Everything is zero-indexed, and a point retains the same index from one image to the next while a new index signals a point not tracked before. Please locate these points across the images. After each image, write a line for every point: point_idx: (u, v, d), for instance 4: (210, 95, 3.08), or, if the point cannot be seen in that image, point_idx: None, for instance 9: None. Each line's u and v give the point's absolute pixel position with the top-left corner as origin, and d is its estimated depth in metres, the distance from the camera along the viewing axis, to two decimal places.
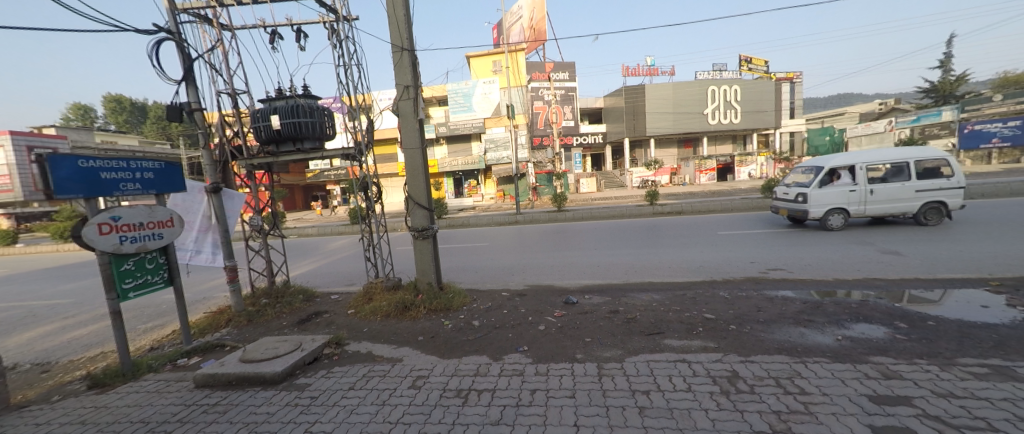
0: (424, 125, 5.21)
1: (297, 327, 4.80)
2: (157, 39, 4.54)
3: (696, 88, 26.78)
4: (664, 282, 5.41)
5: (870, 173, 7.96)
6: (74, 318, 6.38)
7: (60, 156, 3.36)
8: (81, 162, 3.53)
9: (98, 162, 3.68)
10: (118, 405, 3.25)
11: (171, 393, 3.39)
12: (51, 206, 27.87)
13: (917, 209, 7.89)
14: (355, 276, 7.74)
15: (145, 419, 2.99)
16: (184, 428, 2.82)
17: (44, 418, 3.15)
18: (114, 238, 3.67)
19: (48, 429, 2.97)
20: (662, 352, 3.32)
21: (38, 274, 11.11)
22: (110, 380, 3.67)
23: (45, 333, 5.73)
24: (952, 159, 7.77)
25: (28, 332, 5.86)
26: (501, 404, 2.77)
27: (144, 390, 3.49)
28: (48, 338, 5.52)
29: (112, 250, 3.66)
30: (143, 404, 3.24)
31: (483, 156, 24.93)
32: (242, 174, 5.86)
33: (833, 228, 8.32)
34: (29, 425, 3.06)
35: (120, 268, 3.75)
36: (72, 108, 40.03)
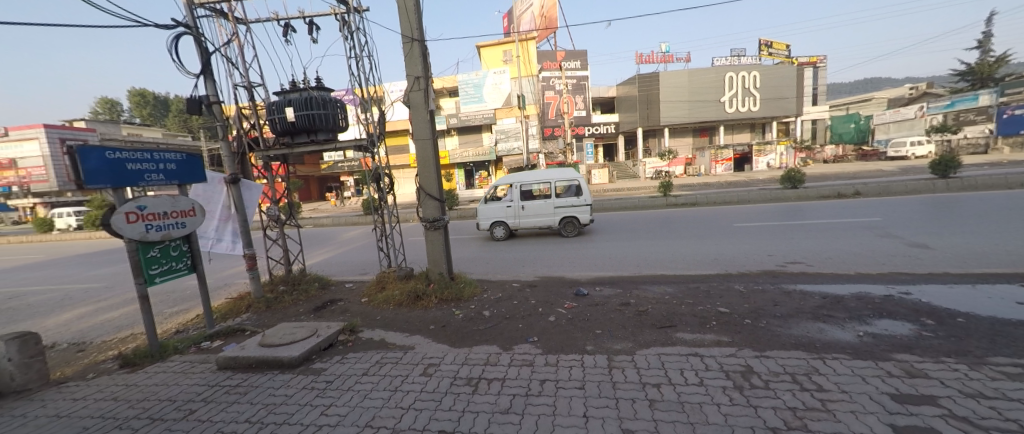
0: (435, 116, 5.15)
1: (313, 314, 4.86)
2: (175, 33, 4.58)
3: (713, 75, 26.09)
4: (678, 274, 5.31)
5: (524, 191, 9.07)
6: (104, 302, 6.63)
7: (89, 148, 3.43)
8: (109, 154, 3.60)
9: (124, 154, 3.74)
10: (146, 384, 3.35)
11: (195, 374, 3.47)
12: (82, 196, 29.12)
13: (556, 223, 8.98)
14: (368, 266, 7.82)
15: (171, 398, 3.07)
16: (206, 408, 2.89)
17: (80, 394, 3.27)
18: (140, 226, 3.73)
19: (83, 405, 3.08)
20: (674, 345, 3.25)
21: (72, 260, 11.64)
22: (140, 360, 3.79)
23: (78, 315, 5.97)
24: (584, 180, 8.94)
25: (63, 313, 6.12)
26: (510, 394, 2.76)
27: (170, 370, 3.58)
28: (81, 320, 5.75)
29: (139, 238, 3.73)
30: (169, 383, 3.33)
31: (494, 146, 24.79)
32: (260, 166, 5.92)
33: (500, 240, 9.38)
34: (66, 401, 3.18)
35: (147, 254, 3.83)
36: (100, 102, 41.48)
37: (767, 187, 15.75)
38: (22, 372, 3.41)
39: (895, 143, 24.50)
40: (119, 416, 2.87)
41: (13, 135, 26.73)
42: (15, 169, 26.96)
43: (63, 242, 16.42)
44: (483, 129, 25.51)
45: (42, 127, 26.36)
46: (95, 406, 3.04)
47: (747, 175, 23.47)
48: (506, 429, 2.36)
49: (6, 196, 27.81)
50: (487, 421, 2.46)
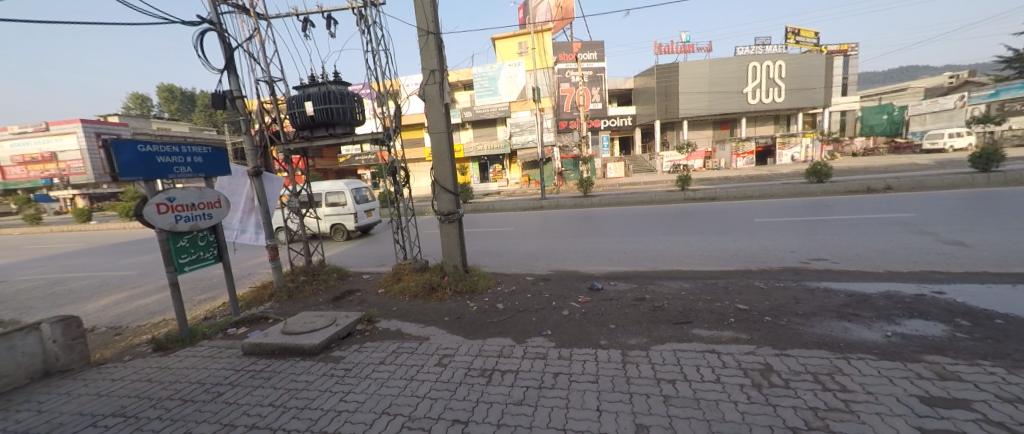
0: (450, 110, 5.14)
1: (332, 304, 4.97)
2: (201, 30, 4.70)
3: (735, 65, 25.32)
4: (696, 270, 5.21)
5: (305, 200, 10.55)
6: (138, 288, 6.94)
7: (122, 142, 3.54)
8: (140, 148, 3.71)
9: (155, 147, 3.86)
10: (177, 367, 3.49)
11: (222, 359, 3.59)
12: (117, 188, 30.47)
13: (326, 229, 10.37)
14: (385, 257, 7.95)
15: (201, 381, 3.19)
16: (234, 391, 2.99)
17: (118, 375, 3.44)
18: (170, 217, 3.86)
19: (120, 385, 3.24)
20: (690, 342, 3.19)
21: (109, 248, 12.24)
22: (171, 344, 3.95)
23: (114, 301, 6.26)
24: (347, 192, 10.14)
25: (100, 298, 6.44)
26: (524, 386, 2.76)
27: (199, 354, 3.72)
28: (116, 305, 6.03)
29: (169, 228, 3.86)
30: (198, 367, 3.46)
31: (509, 139, 24.67)
32: (281, 159, 6.03)
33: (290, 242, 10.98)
34: (105, 381, 3.34)
35: (176, 244, 3.97)
36: (131, 97, 43.12)
37: (790, 181, 15.29)
38: (66, 353, 3.60)
39: (931, 134, 23.53)
40: (152, 396, 3.00)
41: (54, 130, 28.13)
42: (56, 162, 28.40)
43: (100, 231, 17.25)
44: (497, 122, 25.41)
45: (79, 122, 27.64)
46: (132, 387, 3.19)
47: (770, 169, 22.77)
48: (519, 420, 2.37)
49: (48, 188, 29.34)
50: (501, 412, 2.47)
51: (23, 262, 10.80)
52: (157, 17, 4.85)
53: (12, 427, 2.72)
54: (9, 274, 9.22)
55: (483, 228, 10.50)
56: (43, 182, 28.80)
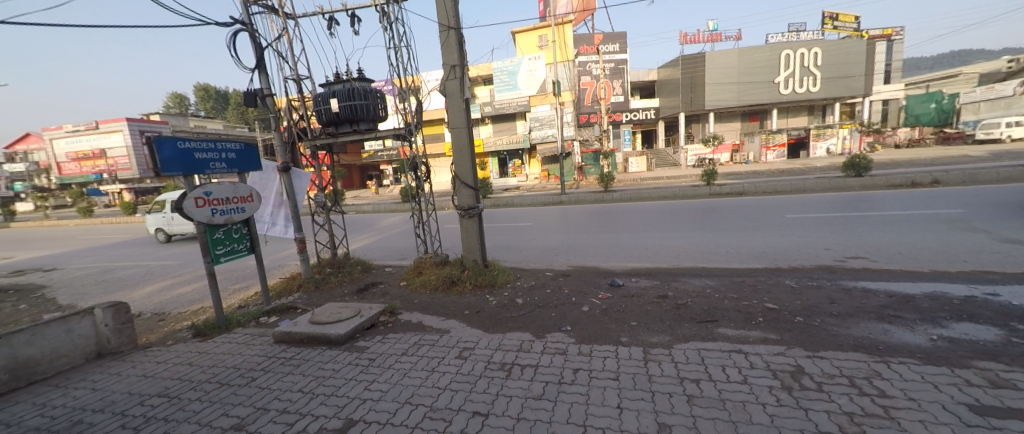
0: (470, 105, 5.13)
1: (356, 296, 5.08)
2: (234, 30, 4.85)
3: (767, 54, 24.30)
4: (723, 267, 5.04)
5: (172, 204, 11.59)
6: (178, 277, 7.31)
7: (164, 139, 3.71)
8: (180, 144, 3.88)
9: (193, 144, 4.02)
10: (215, 352, 3.65)
11: (255, 345, 3.73)
12: (159, 183, 32.14)
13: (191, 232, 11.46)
14: (407, 251, 8.07)
15: (236, 366, 3.33)
16: (266, 376, 3.10)
17: (161, 358, 3.62)
18: (207, 211, 4.02)
19: (163, 368, 3.42)
20: (715, 341, 3.10)
21: (151, 239, 12.94)
22: (209, 331, 4.13)
23: (156, 289, 6.62)
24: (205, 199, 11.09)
25: (144, 286, 6.82)
26: (543, 380, 2.74)
27: (234, 341, 3.88)
28: (159, 292, 6.38)
29: (206, 221, 4.03)
30: (234, 352, 3.61)
31: (528, 134, 24.54)
32: (308, 155, 6.17)
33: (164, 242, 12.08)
34: (151, 363, 3.53)
35: (212, 236, 4.14)
36: (171, 97, 45.26)
37: (824, 175, 14.59)
38: (117, 336, 3.81)
39: (985, 124, 21.99)
40: (191, 379, 3.15)
41: (103, 128, 29.89)
42: (105, 158, 30.19)
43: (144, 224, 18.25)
44: (517, 117, 25.31)
45: (125, 120, 29.25)
46: (173, 370, 3.35)
47: (801, 162, 21.85)
48: (538, 414, 2.36)
49: (98, 182, 31.26)
50: (520, 406, 2.46)
51: (76, 251, 11.56)
52: (194, 19, 5.07)
53: (68, 404, 2.91)
54: (64, 262, 9.89)
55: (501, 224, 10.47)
56: (93, 177, 30.68)
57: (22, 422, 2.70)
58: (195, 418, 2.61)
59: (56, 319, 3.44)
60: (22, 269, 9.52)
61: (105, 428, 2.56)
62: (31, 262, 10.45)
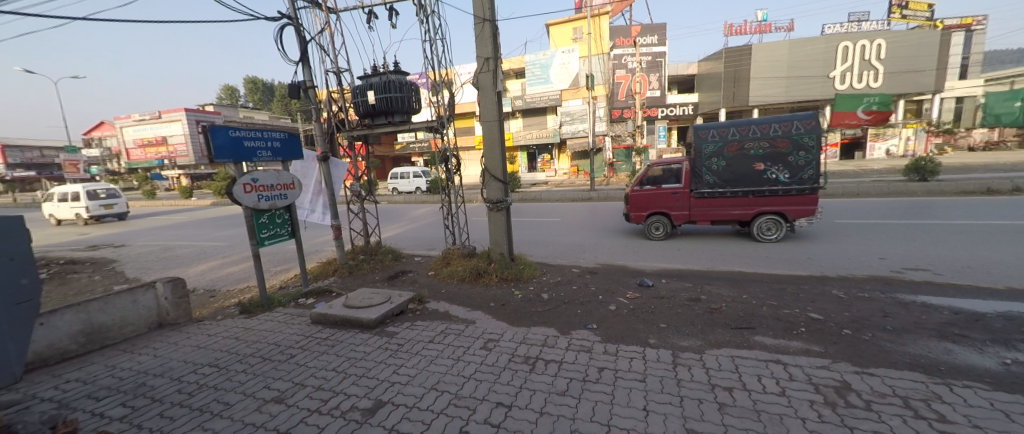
0: (502, 98, 5.09)
1: (387, 282, 5.23)
2: (281, 25, 5.03)
3: (821, 46, 22.72)
4: (762, 273, 4.79)
5: (61, 196, 14.65)
6: (226, 257, 7.81)
7: (217, 127, 3.92)
8: (231, 132, 4.09)
9: (242, 132, 4.23)
10: (259, 329, 3.85)
11: (295, 324, 3.91)
12: (212, 169, 34.36)
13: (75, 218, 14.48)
14: (435, 242, 8.20)
15: (277, 343, 3.50)
16: (303, 354, 3.24)
17: (212, 331, 3.86)
18: (254, 196, 4.22)
19: (213, 340, 3.64)
20: (752, 349, 2.94)
21: (203, 221, 13.88)
22: (253, 308, 4.37)
23: (208, 267, 7.10)
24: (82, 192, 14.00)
25: (198, 264, 7.34)
26: (567, 377, 2.70)
27: (276, 319, 4.08)
28: (211, 270, 6.85)
29: (252, 206, 4.23)
30: (275, 330, 3.80)
31: (559, 128, 24.29)
32: (345, 146, 6.34)
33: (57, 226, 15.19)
34: (203, 335, 3.78)
35: (258, 220, 4.35)
36: (224, 89, 48.09)
37: (882, 178, 13.48)
38: (174, 309, 4.09)
39: None
40: (238, 352, 3.35)
41: (165, 117, 32.23)
42: (166, 145, 32.55)
43: (198, 207, 19.56)
44: (549, 111, 25.07)
45: (183, 110, 31.39)
46: (221, 342, 3.57)
47: (855, 164, 20.45)
48: (562, 410, 2.33)
49: (160, 168, 33.81)
50: (543, 400, 2.44)
51: (140, 230, 12.61)
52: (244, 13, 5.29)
53: (132, 367, 3.16)
54: (130, 239, 10.82)
55: (530, 218, 10.42)
56: (156, 162, 33.21)
57: (94, 381, 2.95)
58: (240, 389, 2.76)
59: (124, 291, 3.73)
60: (95, 244, 10.48)
61: (163, 392, 2.76)
62: (103, 238, 11.49)
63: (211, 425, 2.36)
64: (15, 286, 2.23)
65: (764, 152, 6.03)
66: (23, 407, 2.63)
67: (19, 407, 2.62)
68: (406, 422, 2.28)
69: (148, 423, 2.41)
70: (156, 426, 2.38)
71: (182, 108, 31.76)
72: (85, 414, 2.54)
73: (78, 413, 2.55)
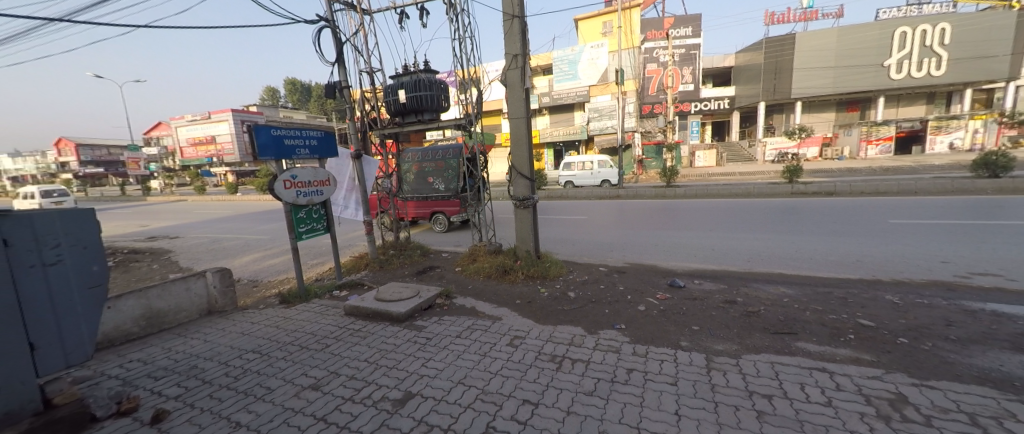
0: (530, 95, 5.05)
1: (416, 277, 5.33)
2: (318, 28, 5.21)
3: (873, 33, 21.32)
4: (806, 275, 4.52)
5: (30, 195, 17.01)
6: (267, 250, 8.24)
7: (261, 127, 4.12)
8: (273, 131, 4.28)
9: (283, 131, 4.41)
10: (297, 319, 4.01)
11: (329, 316, 4.05)
12: (256, 167, 36.19)
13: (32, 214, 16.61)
14: (462, 238, 8.28)
15: (313, 333, 3.63)
16: (337, 344, 3.35)
17: (256, 319, 4.06)
18: (293, 192, 4.40)
19: (256, 328, 3.83)
20: (793, 355, 2.79)
21: (247, 216, 14.69)
22: (292, 299, 4.56)
23: (252, 258, 7.50)
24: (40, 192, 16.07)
25: (243, 256, 7.77)
26: (595, 377, 2.65)
27: (312, 310, 4.24)
28: (254, 262, 7.23)
29: (292, 202, 4.41)
30: (312, 320, 3.95)
31: (586, 125, 23.98)
32: (377, 144, 6.48)
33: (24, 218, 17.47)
34: (247, 323, 3.98)
35: (296, 215, 4.53)
36: (266, 90, 50.56)
37: (943, 174, 12.37)
38: (222, 297, 4.33)
39: None
40: (279, 340, 3.51)
41: (214, 117, 34.19)
42: (215, 144, 34.57)
43: (243, 202, 20.70)
44: (576, 107, 24.78)
45: (229, 111, 33.30)
46: (263, 330, 3.75)
47: (910, 159, 18.99)
48: (589, 410, 2.29)
49: (209, 165, 36.03)
50: (570, 399, 2.41)
51: (192, 223, 13.52)
52: (284, 17, 5.50)
53: (186, 350, 3.38)
54: (183, 232, 11.61)
55: (557, 216, 10.32)
56: (206, 160, 35.40)
57: (153, 362, 3.18)
58: (280, 375, 2.89)
59: (177, 279, 3.98)
60: (153, 235, 11.32)
61: (212, 374, 2.93)
62: (160, 230, 12.40)
63: (254, 408, 2.48)
64: (86, 272, 2.42)
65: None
66: (93, 382, 2.87)
67: (90, 383, 2.86)
68: (434, 415, 2.31)
69: (199, 403, 2.56)
70: (207, 406, 2.53)
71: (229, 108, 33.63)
72: (146, 392, 2.73)
73: (140, 390, 2.75)
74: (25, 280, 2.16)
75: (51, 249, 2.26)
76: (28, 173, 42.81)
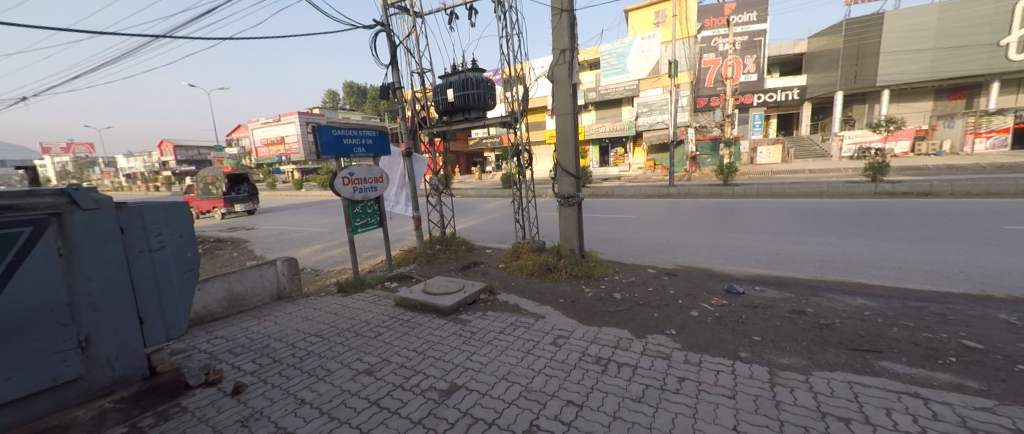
0: (577, 90, 4.90)
1: (460, 272, 5.41)
2: (374, 32, 5.44)
3: (984, 7, 18.43)
4: (891, 286, 4.00)
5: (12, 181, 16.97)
6: (327, 241, 8.80)
7: (323, 127, 4.37)
8: (334, 131, 4.52)
9: (342, 131, 4.65)
10: (353, 307, 4.22)
11: (381, 305, 4.21)
12: (318, 165, 38.88)
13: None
14: (505, 235, 8.31)
15: (367, 321, 3.79)
16: (387, 333, 3.46)
17: (317, 306, 4.31)
18: (350, 189, 4.63)
19: (318, 313, 4.07)
20: (877, 376, 2.46)
21: (309, 210, 15.75)
22: (348, 288, 4.80)
23: (314, 249, 8.03)
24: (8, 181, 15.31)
25: (306, 246, 8.36)
26: (643, 383, 2.52)
27: (366, 299, 4.45)
28: (316, 252, 7.73)
29: (349, 197, 4.63)
30: (366, 309, 4.13)
31: (635, 120, 23.17)
32: (426, 142, 6.64)
33: None
34: (311, 308, 4.24)
35: (353, 210, 4.74)
36: (327, 94, 54.10)
37: None
38: (290, 283, 4.64)
39: None
40: (337, 326, 3.70)
41: (283, 119, 37.13)
42: (284, 144, 37.55)
43: (306, 198, 22.31)
44: (624, 102, 23.93)
45: (296, 113, 36.08)
46: (323, 316, 3.97)
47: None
48: (637, 417, 2.17)
49: (280, 163, 39.32)
50: (617, 404, 2.30)
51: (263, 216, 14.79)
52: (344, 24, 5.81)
53: (259, 330, 3.67)
54: (255, 224, 12.74)
55: (604, 215, 10.00)
56: (276, 159, 38.64)
57: (233, 339, 3.48)
58: (338, 359, 3.02)
59: (253, 266, 4.33)
60: (232, 226, 12.54)
61: (281, 354, 3.15)
62: (238, 221, 13.73)
63: (317, 387, 2.62)
64: (182, 258, 2.67)
65: (211, 183, 14.27)
66: (187, 354, 3.21)
67: (184, 355, 3.21)
68: (479, 408, 2.30)
69: (270, 379, 2.76)
70: (276, 383, 2.71)
71: (295, 111, 36.36)
72: (227, 366, 3.00)
73: (223, 364, 3.03)
74: (137, 263, 2.41)
75: (156, 237, 2.50)
76: (136, 171, 49.28)
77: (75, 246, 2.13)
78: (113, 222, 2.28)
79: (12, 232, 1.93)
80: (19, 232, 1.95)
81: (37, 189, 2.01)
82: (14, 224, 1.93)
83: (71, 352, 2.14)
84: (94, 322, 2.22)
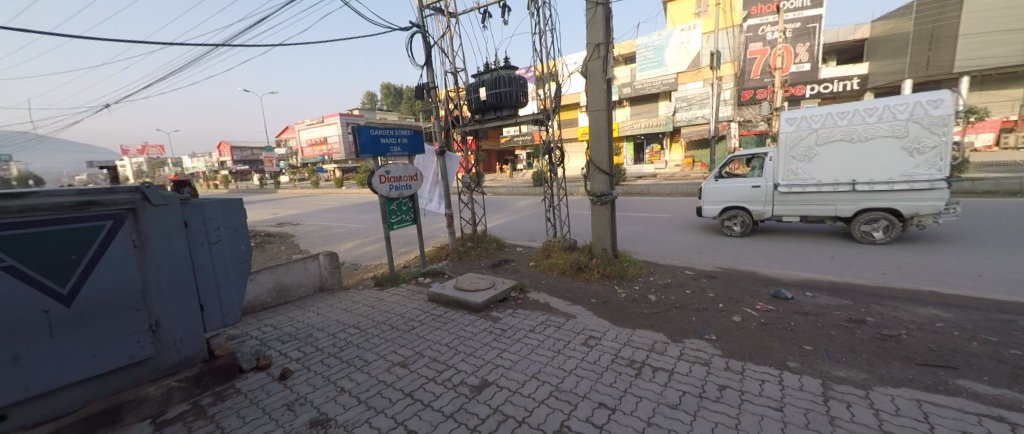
0: (612, 85, 4.74)
1: (491, 270, 5.40)
2: (410, 34, 5.53)
3: None
4: (967, 296, 3.57)
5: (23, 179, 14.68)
6: (366, 237, 9.12)
7: (362, 127, 4.50)
8: (372, 131, 4.64)
9: (379, 131, 4.76)
10: (388, 301, 4.31)
11: (414, 300, 4.27)
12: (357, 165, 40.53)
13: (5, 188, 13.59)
14: (536, 233, 8.24)
15: (401, 315, 3.85)
16: (420, 328, 3.49)
17: (356, 299, 4.44)
18: (387, 187, 4.73)
19: (355, 306, 4.18)
20: (951, 395, 2.19)
21: (349, 207, 16.39)
22: (384, 283, 4.91)
23: (354, 244, 8.33)
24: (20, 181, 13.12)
25: (347, 241, 8.70)
26: (680, 389, 2.38)
27: (402, 293, 4.54)
28: (356, 247, 8.03)
29: (386, 195, 4.74)
30: (400, 303, 4.21)
31: (672, 116, 22.39)
32: (459, 141, 6.68)
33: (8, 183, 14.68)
34: (350, 301, 4.37)
35: (389, 207, 4.85)
36: (367, 95, 56.13)
37: None
38: (331, 277, 4.81)
39: None
40: (373, 319, 3.78)
41: (326, 120, 38.93)
42: (327, 144, 39.40)
43: (347, 195, 23.25)
44: (661, 97, 23.14)
45: (338, 115, 37.73)
46: (360, 309, 4.08)
47: None
48: (674, 424, 2.06)
49: (323, 163, 41.29)
50: (652, 410, 2.19)
51: (308, 212, 15.54)
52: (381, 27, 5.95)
53: (303, 320, 3.82)
54: (301, 220, 13.42)
55: (640, 213, 9.69)
56: (320, 159, 40.64)
57: (280, 328, 3.64)
58: (373, 351, 3.09)
59: (298, 259, 4.54)
60: (280, 222, 13.27)
61: (323, 343, 3.26)
62: (286, 217, 14.51)
63: (354, 377, 2.68)
64: (237, 250, 2.77)
65: None
66: (239, 340, 3.40)
67: (237, 340, 3.39)
68: (509, 405, 2.26)
69: (312, 367, 2.86)
70: (317, 371, 2.80)
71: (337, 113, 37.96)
72: (274, 352, 3.14)
73: (271, 351, 3.17)
74: (198, 254, 2.54)
75: (215, 230, 2.62)
76: (199, 170, 53.84)
77: (146, 238, 2.27)
78: (178, 216, 2.41)
79: (94, 225, 2.08)
80: (100, 225, 2.10)
81: (116, 186, 2.17)
82: (94, 218, 2.07)
83: (143, 335, 2.30)
84: (160, 307, 2.37)
